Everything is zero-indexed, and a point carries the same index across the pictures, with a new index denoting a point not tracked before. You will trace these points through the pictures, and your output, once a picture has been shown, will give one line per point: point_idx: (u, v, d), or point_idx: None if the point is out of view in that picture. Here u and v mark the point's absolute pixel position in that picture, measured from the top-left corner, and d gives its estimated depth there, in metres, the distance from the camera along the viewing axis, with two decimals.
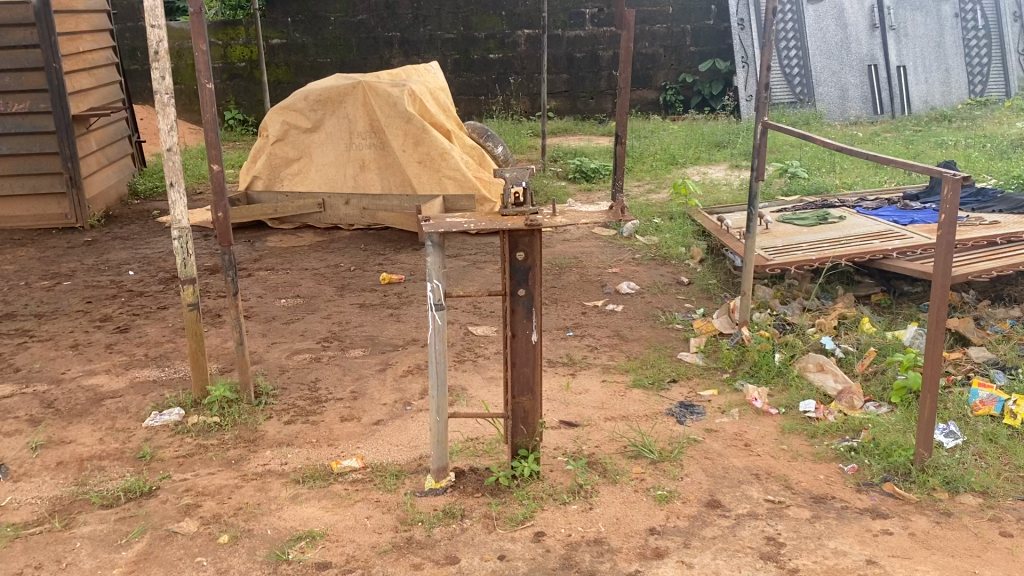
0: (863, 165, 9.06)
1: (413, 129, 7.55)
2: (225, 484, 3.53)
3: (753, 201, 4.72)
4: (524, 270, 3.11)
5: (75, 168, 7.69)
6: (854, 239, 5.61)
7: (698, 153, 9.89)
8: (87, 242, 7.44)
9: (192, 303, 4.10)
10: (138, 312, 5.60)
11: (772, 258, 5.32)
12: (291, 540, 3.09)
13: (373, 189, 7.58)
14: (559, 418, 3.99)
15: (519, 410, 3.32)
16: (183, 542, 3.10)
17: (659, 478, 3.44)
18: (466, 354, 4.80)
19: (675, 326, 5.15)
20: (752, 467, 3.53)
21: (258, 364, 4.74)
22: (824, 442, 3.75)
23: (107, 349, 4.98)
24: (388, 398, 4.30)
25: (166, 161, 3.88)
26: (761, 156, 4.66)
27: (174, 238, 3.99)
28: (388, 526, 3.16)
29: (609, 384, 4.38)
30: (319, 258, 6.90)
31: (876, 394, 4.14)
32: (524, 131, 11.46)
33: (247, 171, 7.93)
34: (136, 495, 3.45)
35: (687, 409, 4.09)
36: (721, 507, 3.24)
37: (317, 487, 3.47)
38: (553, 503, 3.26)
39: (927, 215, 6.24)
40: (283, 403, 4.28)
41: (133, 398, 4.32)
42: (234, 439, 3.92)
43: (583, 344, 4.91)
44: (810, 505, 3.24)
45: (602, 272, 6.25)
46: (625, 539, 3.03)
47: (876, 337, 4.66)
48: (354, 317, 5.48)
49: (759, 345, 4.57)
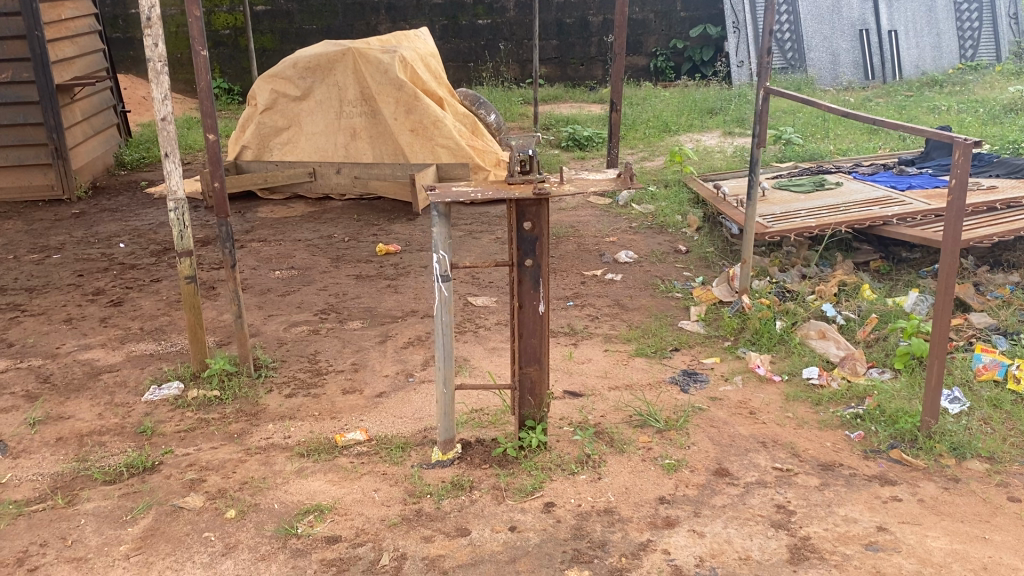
0: (856, 131, 9.04)
1: (405, 96, 7.45)
2: (228, 458, 3.50)
3: (755, 168, 4.65)
4: (532, 240, 3.07)
5: (60, 139, 7.56)
6: (852, 206, 5.58)
7: (691, 120, 9.83)
8: (75, 214, 7.32)
9: (188, 276, 4.03)
10: (131, 286, 5.52)
11: (771, 225, 5.29)
12: (299, 514, 3.07)
13: (365, 158, 7.49)
14: (563, 388, 3.97)
15: (527, 380, 3.30)
16: (190, 518, 3.07)
17: (666, 447, 3.43)
18: (467, 325, 4.77)
19: (675, 294, 5.13)
20: (758, 435, 3.53)
21: (256, 337, 4.69)
22: (829, 409, 3.74)
23: (101, 323, 4.91)
24: (389, 369, 4.27)
25: (160, 130, 3.78)
26: (762, 121, 4.57)
27: (170, 210, 3.89)
28: (396, 499, 3.14)
29: (611, 353, 4.36)
30: (312, 229, 6.83)
31: (879, 360, 4.15)
32: (515, 99, 11.35)
33: (235, 140, 7.83)
34: (138, 470, 3.42)
35: (691, 376, 4.08)
36: (730, 475, 3.24)
37: (322, 460, 3.45)
38: (561, 473, 3.25)
39: (925, 180, 6.23)
40: (283, 376, 4.24)
41: (130, 372, 4.27)
42: (235, 413, 3.89)
43: (583, 314, 4.88)
44: (817, 472, 3.24)
45: (600, 241, 6.21)
46: (635, 508, 3.02)
47: (876, 304, 4.65)
48: (351, 289, 5.42)
49: (760, 312, 4.55)
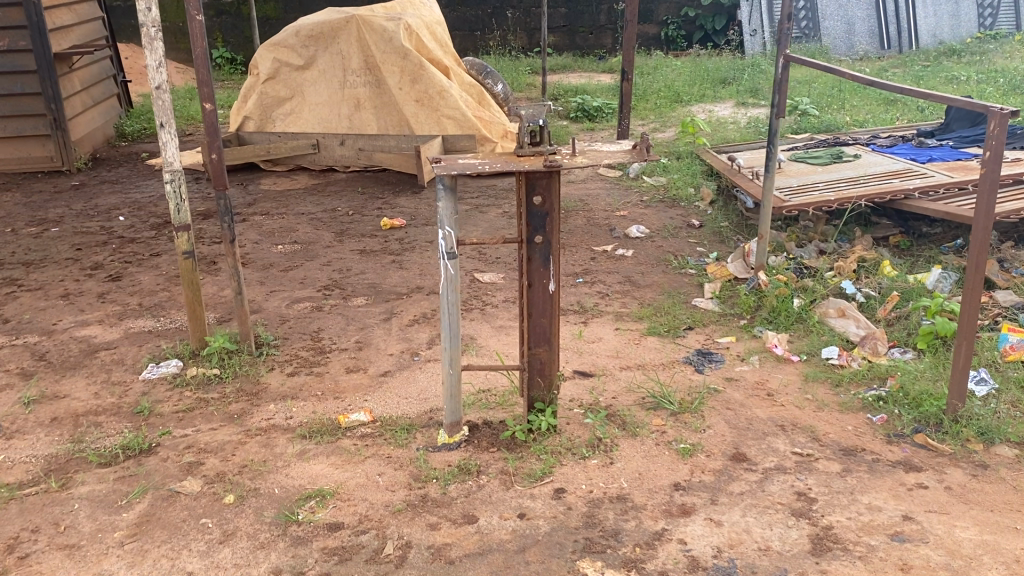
0: (873, 101, 8.83)
1: (410, 66, 7.26)
2: (227, 440, 3.39)
3: (774, 139, 4.47)
4: (542, 215, 2.93)
5: (59, 109, 7.41)
6: (871, 179, 5.41)
7: (703, 90, 9.62)
8: (75, 186, 7.19)
9: (186, 251, 3.89)
10: (130, 260, 5.40)
11: (788, 199, 5.13)
12: (300, 500, 2.95)
13: (370, 129, 7.33)
14: (573, 368, 3.85)
15: (536, 361, 3.17)
16: (187, 503, 2.96)
17: (681, 430, 3.30)
18: (474, 302, 4.63)
19: (688, 271, 4.98)
20: (776, 417, 3.40)
21: (258, 313, 4.56)
22: (850, 391, 3.61)
23: (99, 299, 4.79)
24: (394, 348, 4.14)
25: (154, 99, 3.61)
26: (782, 91, 4.38)
27: (166, 182, 3.74)
28: (401, 484, 3.02)
29: (623, 332, 4.22)
30: (315, 202, 6.68)
31: (901, 339, 4.01)
32: (524, 68, 11.13)
33: (237, 111, 7.68)
34: (135, 452, 3.31)
35: (705, 356, 3.95)
36: (747, 460, 3.11)
37: (324, 443, 3.33)
38: (571, 457, 3.12)
39: (946, 152, 6.05)
40: (285, 354, 4.12)
41: (128, 350, 4.16)
42: (236, 392, 3.77)
43: (593, 291, 4.73)
44: (839, 457, 3.11)
45: (610, 214, 6.06)
46: (649, 495, 2.89)
47: (898, 281, 4.49)
48: (355, 264, 5.28)
49: (777, 289, 4.41)
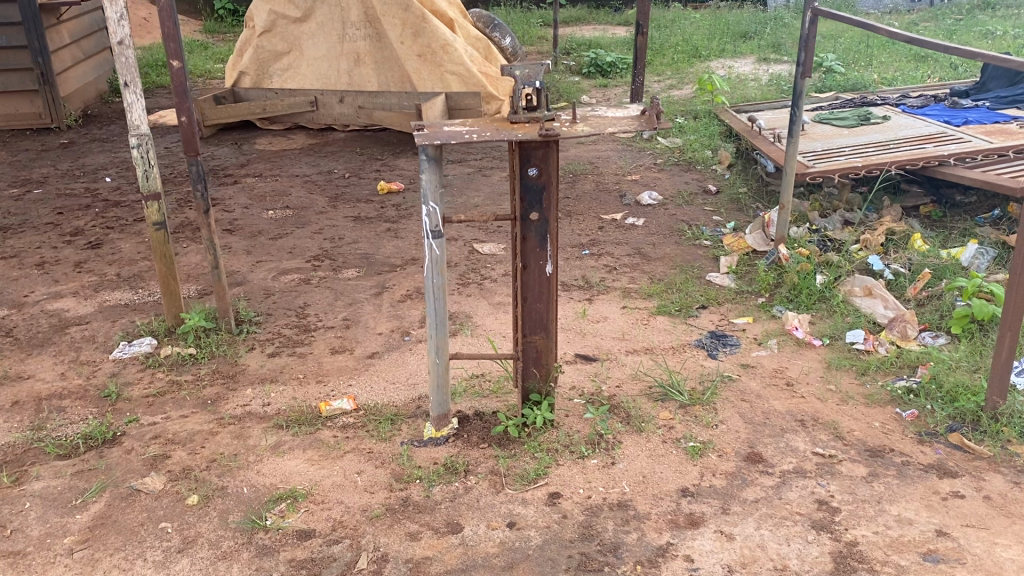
0: (901, 58, 8.36)
1: (411, 18, 6.81)
2: (197, 430, 3.12)
3: (798, 101, 4.10)
4: (538, 189, 2.64)
5: (46, 63, 7.07)
6: (903, 142, 5.02)
7: (722, 45, 9.17)
8: (63, 144, 6.89)
9: (157, 222, 3.59)
10: (112, 226, 5.12)
11: (811, 164, 4.77)
12: (269, 502, 2.69)
13: (370, 86, 6.96)
14: (575, 351, 3.56)
15: (531, 350, 2.89)
16: (147, 504, 2.71)
17: (690, 426, 3.01)
18: (471, 276, 4.34)
19: (703, 242, 4.65)
20: (796, 412, 3.10)
21: (241, 286, 4.27)
22: (877, 380, 3.30)
23: (75, 268, 4.51)
24: (384, 326, 3.85)
25: (116, 55, 3.29)
26: (809, 48, 3.96)
27: (132, 146, 3.43)
28: (381, 484, 2.75)
29: (630, 311, 3.92)
30: (311, 163, 6.36)
31: (933, 322, 3.68)
32: (535, 21, 10.68)
33: (233, 66, 7.36)
34: (97, 443, 3.07)
35: (719, 340, 3.63)
36: (764, 461, 2.82)
37: (301, 434, 3.06)
38: (569, 456, 2.84)
39: (983, 114, 5.64)
40: (267, 332, 3.84)
41: (100, 326, 3.89)
42: (211, 374, 3.50)
43: (600, 265, 4.42)
44: (865, 459, 2.81)
45: (621, 179, 5.73)
46: (653, 503, 2.61)
47: (929, 256, 4.14)
48: (348, 232, 4.98)
49: (798, 265, 4.09)
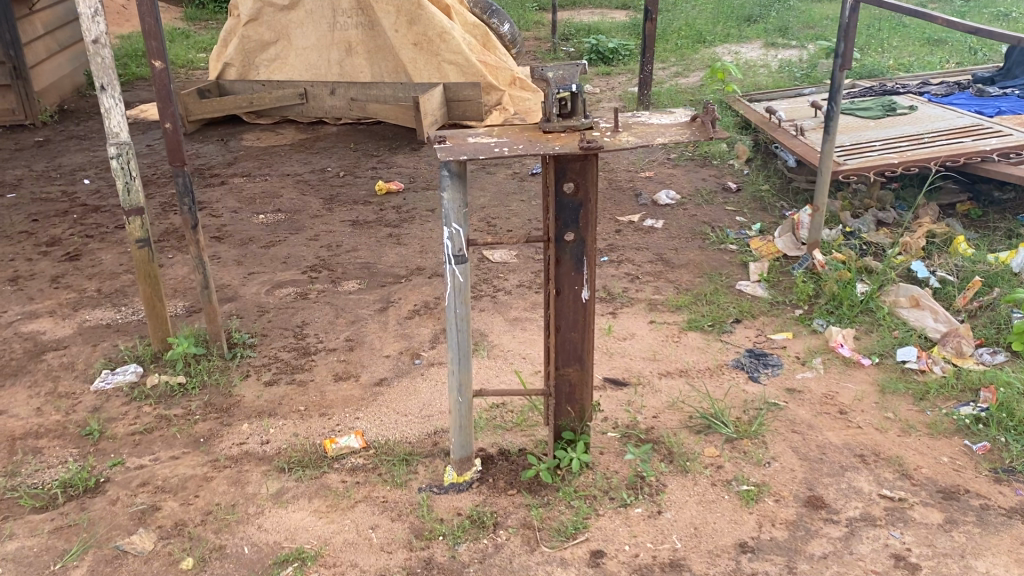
0: (914, 41, 8.05)
1: (406, 5, 6.42)
2: (190, 475, 2.80)
3: (836, 95, 3.78)
4: (574, 208, 2.31)
5: (18, 56, 6.65)
6: (937, 136, 4.71)
7: (727, 29, 8.84)
8: (39, 143, 6.50)
9: (140, 239, 3.25)
10: (92, 234, 4.76)
11: (843, 161, 4.46)
12: (275, 565, 2.38)
13: (363, 77, 6.62)
14: (603, 375, 3.26)
15: (565, 384, 2.58)
16: (136, 569, 2.40)
17: (741, 464, 2.71)
18: (483, 288, 4.03)
19: (729, 247, 4.35)
20: (854, 445, 2.80)
21: (233, 302, 3.94)
22: (937, 407, 3.00)
23: (52, 284, 4.16)
24: (391, 348, 3.53)
25: (91, 56, 2.93)
26: (848, 38, 3.64)
27: (112, 157, 3.07)
28: (400, 542, 2.44)
29: (659, 327, 3.61)
30: (303, 161, 6.01)
31: (989, 337, 3.39)
32: (530, 6, 10.32)
33: (218, 57, 6.97)
34: (77, 492, 2.74)
35: (760, 360, 3.33)
36: (826, 507, 2.53)
37: (306, 479, 2.75)
38: (609, 505, 2.54)
39: (1015, 102, 5.33)
40: (263, 356, 3.51)
41: (80, 351, 3.55)
42: (203, 408, 3.17)
43: (621, 273, 4.12)
44: (938, 503, 2.53)
45: (633, 176, 5.41)
46: (711, 561, 2.32)
47: (977, 262, 3.85)
48: (347, 238, 4.65)
49: (837, 274, 3.79)
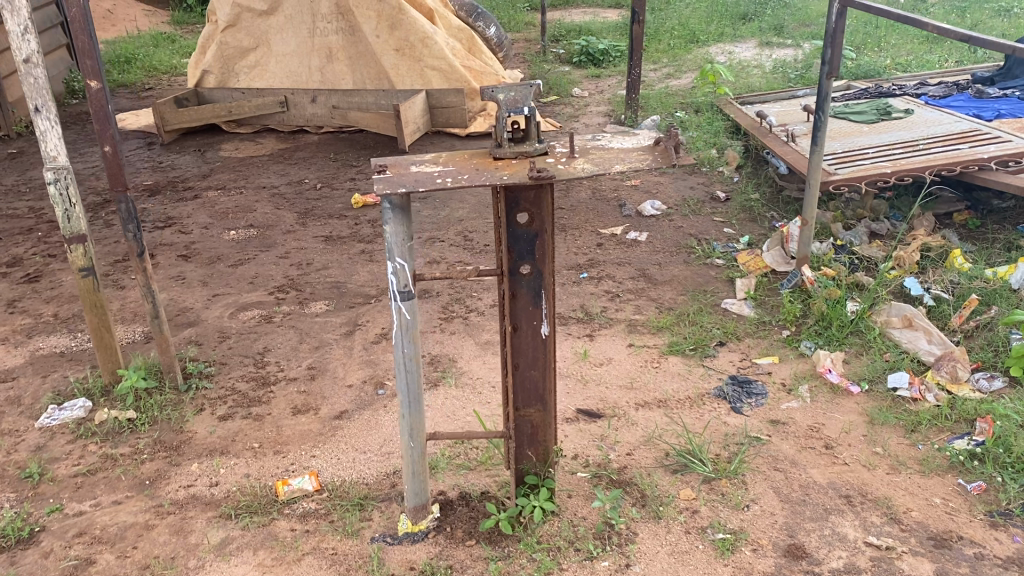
0: (912, 39, 7.83)
1: (387, 9, 6.22)
2: (130, 523, 2.63)
3: (824, 104, 3.58)
4: (529, 239, 2.12)
5: None
6: (933, 142, 4.51)
7: (721, 27, 8.64)
8: (12, 155, 6.34)
9: (84, 268, 3.09)
10: (54, 254, 4.58)
11: (834, 170, 4.26)
12: None
13: (345, 83, 6.44)
14: (576, 405, 3.08)
15: (526, 425, 2.39)
16: None
17: (717, 508, 2.53)
18: (455, 309, 3.85)
19: (715, 261, 4.16)
20: (840, 485, 2.62)
21: (194, 326, 3.76)
22: (930, 441, 2.81)
23: (7, 308, 3.99)
24: (355, 377, 3.35)
25: (23, 76, 2.76)
26: (836, 44, 3.43)
27: (49, 182, 2.89)
28: None
29: (638, 350, 3.43)
30: (280, 172, 5.83)
31: (987, 360, 3.19)
32: (521, 6, 10.14)
33: (196, 64, 6.81)
34: (8, 543, 2.56)
35: (743, 389, 3.14)
36: (807, 557, 2.34)
37: (253, 527, 2.57)
38: (574, 558, 2.35)
39: (1014, 104, 5.14)
40: (220, 387, 3.33)
41: (29, 383, 3.37)
42: (152, 446, 3.00)
43: (600, 291, 3.93)
44: (928, 551, 2.34)
45: (619, 185, 5.22)
46: None
47: (974, 277, 3.65)
48: (318, 256, 4.47)
49: (827, 291, 3.58)
